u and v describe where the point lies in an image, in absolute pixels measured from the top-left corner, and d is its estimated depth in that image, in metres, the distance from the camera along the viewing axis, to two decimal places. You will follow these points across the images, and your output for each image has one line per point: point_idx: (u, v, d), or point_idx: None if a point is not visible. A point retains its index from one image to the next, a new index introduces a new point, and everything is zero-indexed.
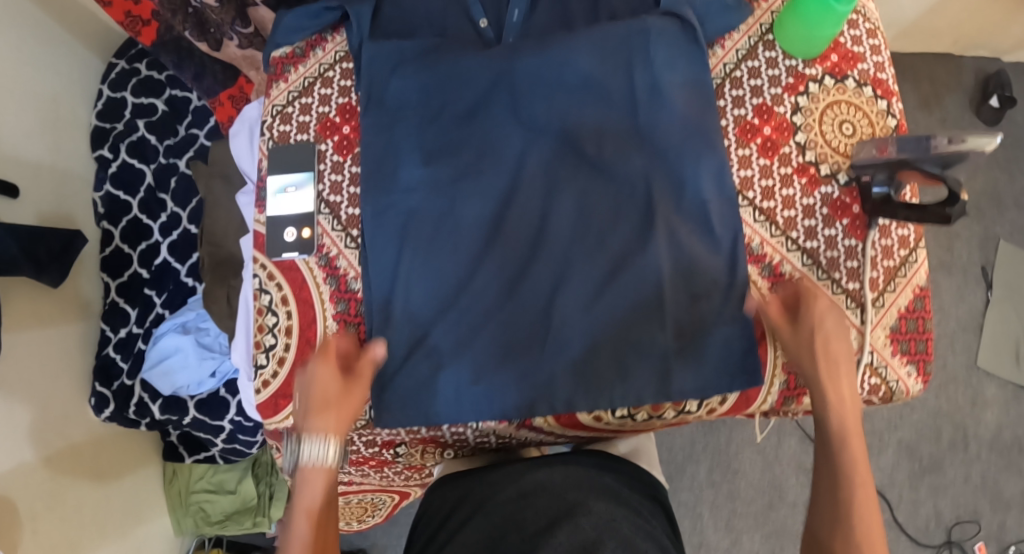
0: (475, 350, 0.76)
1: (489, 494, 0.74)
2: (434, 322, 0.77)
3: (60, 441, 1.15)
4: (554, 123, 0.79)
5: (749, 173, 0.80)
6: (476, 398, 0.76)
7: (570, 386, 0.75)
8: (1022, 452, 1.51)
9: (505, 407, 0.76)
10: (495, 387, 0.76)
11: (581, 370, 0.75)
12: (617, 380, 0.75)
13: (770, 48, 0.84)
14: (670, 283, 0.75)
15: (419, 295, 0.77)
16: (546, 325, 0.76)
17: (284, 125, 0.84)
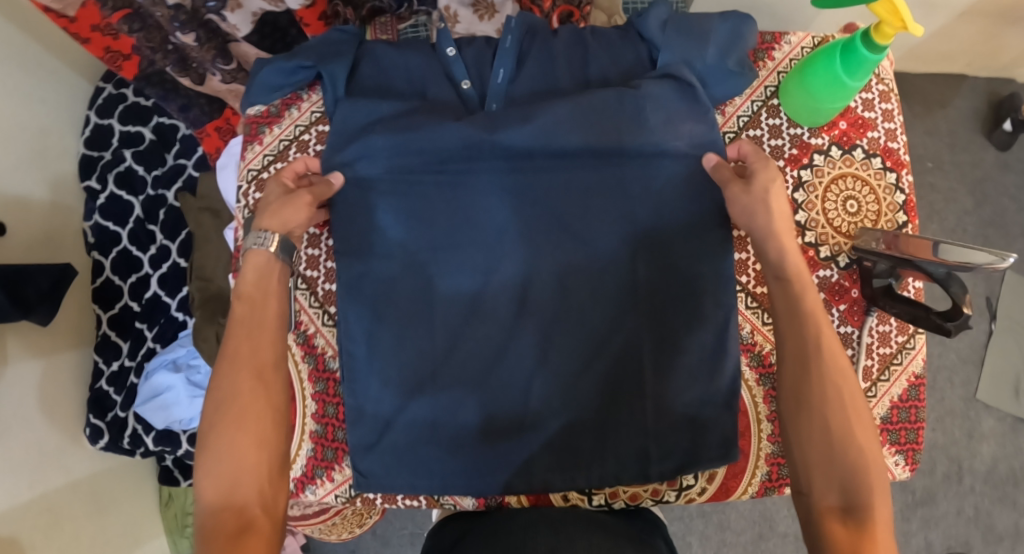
0: (455, 422, 0.77)
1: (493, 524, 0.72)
2: (410, 396, 0.77)
3: (61, 475, 1.15)
4: (538, 193, 0.77)
5: (744, 255, 0.80)
6: (456, 471, 0.77)
7: (547, 463, 0.76)
8: (1017, 486, 1.50)
9: (484, 483, 0.77)
10: (474, 461, 0.77)
11: (560, 446, 0.76)
12: (581, 468, 0.76)
13: (775, 114, 0.81)
14: (650, 359, 0.75)
15: (396, 368, 0.77)
16: (525, 403, 0.76)
17: (259, 192, 0.85)
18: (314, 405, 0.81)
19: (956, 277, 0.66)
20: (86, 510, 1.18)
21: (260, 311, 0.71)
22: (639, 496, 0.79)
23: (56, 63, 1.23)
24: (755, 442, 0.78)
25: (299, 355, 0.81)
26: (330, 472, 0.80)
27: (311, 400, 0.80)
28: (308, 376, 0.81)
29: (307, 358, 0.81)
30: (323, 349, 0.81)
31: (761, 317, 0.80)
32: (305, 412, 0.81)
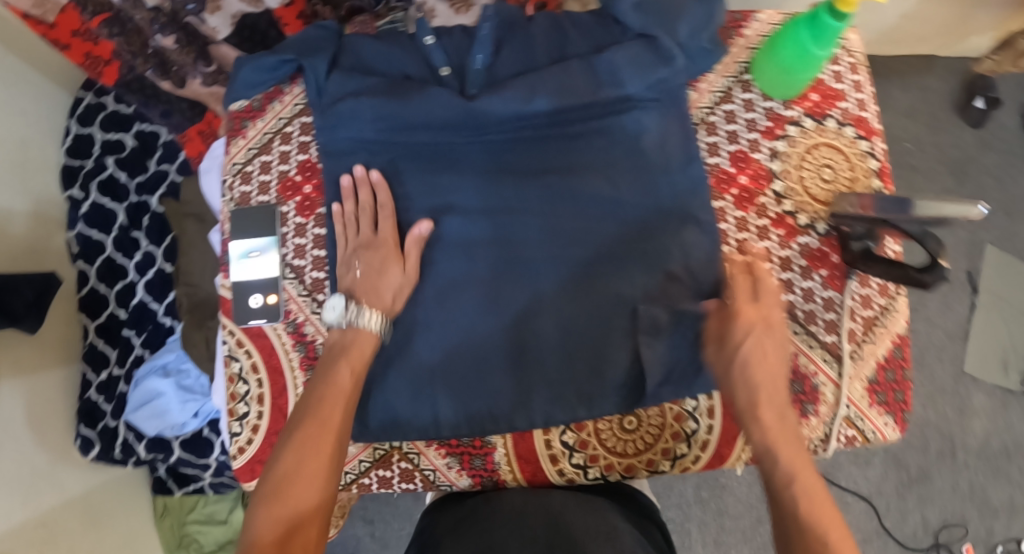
0: (449, 369, 0.74)
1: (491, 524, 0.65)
2: (401, 351, 0.74)
3: (56, 494, 1.13)
4: (514, 144, 0.79)
5: (725, 226, 0.78)
6: (453, 413, 0.73)
7: (548, 396, 0.73)
8: (1009, 459, 1.51)
9: (482, 421, 0.73)
10: (473, 404, 0.73)
11: (557, 384, 0.73)
12: (581, 405, 0.73)
13: (747, 88, 0.82)
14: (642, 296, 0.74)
15: None
16: (519, 345, 0.74)
17: (244, 186, 0.82)
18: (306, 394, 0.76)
19: (932, 237, 0.65)
20: (82, 527, 1.15)
21: (356, 382, 0.67)
22: (634, 467, 0.73)
23: (35, 74, 1.22)
24: None
25: (290, 343, 0.77)
26: None
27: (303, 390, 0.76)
28: (300, 363, 0.77)
29: (296, 345, 0.77)
30: (313, 338, 0.77)
31: None
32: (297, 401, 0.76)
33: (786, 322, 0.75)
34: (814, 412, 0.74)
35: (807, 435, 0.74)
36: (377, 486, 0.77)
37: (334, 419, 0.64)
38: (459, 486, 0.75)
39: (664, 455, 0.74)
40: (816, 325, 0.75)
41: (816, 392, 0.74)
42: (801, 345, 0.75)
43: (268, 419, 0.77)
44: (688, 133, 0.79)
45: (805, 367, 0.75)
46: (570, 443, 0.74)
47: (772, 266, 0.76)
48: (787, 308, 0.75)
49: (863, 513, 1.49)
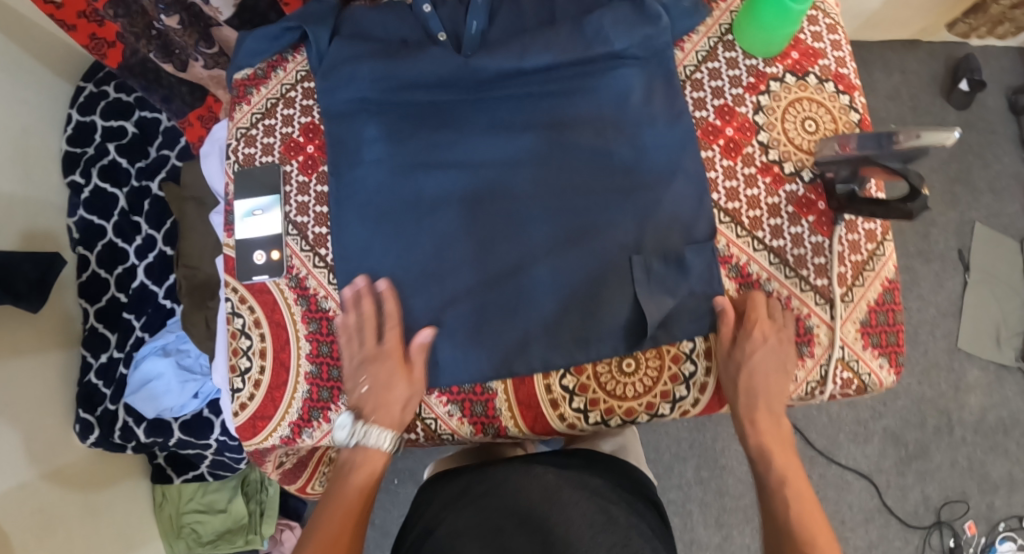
0: (449, 320, 0.75)
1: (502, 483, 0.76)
2: (404, 301, 0.76)
3: (53, 477, 1.14)
4: (509, 101, 0.80)
5: (714, 174, 0.80)
6: (454, 361, 0.74)
7: (546, 342, 0.74)
8: (1006, 433, 1.53)
9: (482, 368, 0.74)
10: (474, 351, 0.74)
11: (554, 331, 0.74)
12: (578, 348, 0.74)
13: (730, 48, 0.84)
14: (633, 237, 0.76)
15: (384, 270, 0.77)
16: (517, 293, 0.75)
17: (248, 147, 0.83)
18: (308, 346, 0.78)
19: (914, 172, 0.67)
20: (80, 512, 1.16)
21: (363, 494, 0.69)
22: (634, 410, 0.74)
23: (37, 64, 1.24)
24: None
25: (292, 298, 0.78)
26: (326, 412, 0.77)
27: (305, 342, 0.77)
28: (301, 316, 0.78)
29: (298, 299, 0.78)
30: (315, 291, 0.78)
31: (735, 231, 0.78)
32: (298, 353, 0.77)
33: (777, 266, 0.77)
34: (809, 353, 0.76)
35: (803, 376, 0.76)
36: None
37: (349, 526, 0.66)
38: (460, 433, 0.75)
39: (664, 397, 0.74)
40: (806, 269, 0.77)
41: (810, 334, 0.76)
42: (793, 288, 0.77)
43: (270, 373, 0.77)
44: (673, 90, 0.80)
45: (798, 310, 0.76)
46: (570, 388, 0.74)
47: (762, 212, 0.78)
48: (778, 252, 0.77)
49: (864, 491, 1.48)
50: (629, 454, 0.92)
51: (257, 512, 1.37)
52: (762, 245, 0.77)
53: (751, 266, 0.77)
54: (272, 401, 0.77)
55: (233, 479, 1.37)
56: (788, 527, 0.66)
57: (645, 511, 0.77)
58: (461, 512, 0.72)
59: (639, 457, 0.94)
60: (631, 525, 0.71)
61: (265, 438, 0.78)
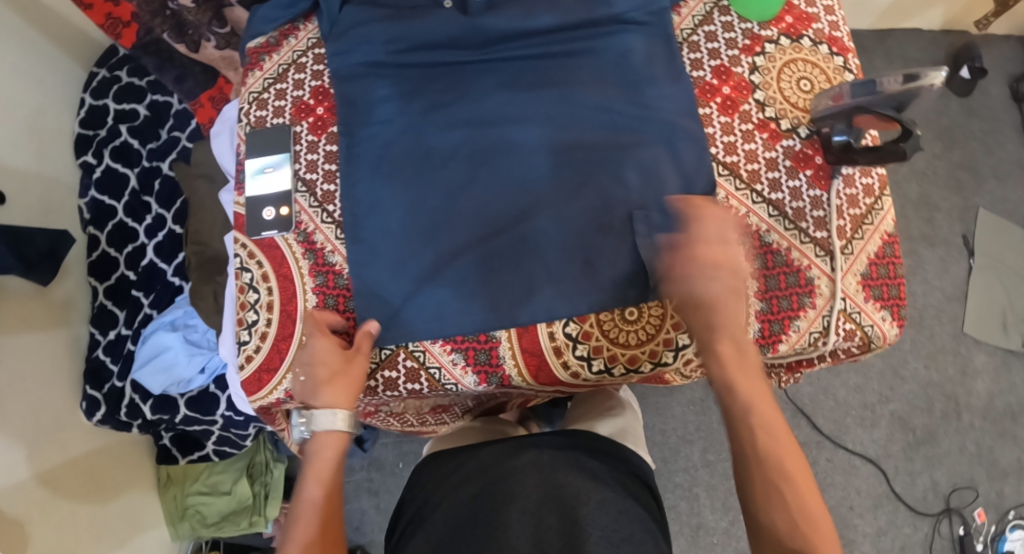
0: (454, 271, 0.76)
1: (500, 460, 0.76)
2: (411, 253, 0.76)
3: (59, 453, 1.14)
4: (516, 61, 0.81)
5: (712, 130, 0.81)
6: (460, 310, 0.75)
7: (552, 292, 0.75)
8: (1014, 419, 1.51)
9: (485, 318, 0.75)
10: (485, 299, 0.75)
11: (561, 284, 0.75)
12: (581, 298, 0.75)
13: (725, 13, 0.86)
14: (636, 193, 0.77)
15: (393, 224, 0.77)
16: (522, 246, 0.76)
17: (260, 110, 0.82)
18: (314, 299, 0.78)
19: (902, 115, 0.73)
20: (84, 489, 1.17)
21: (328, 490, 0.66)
22: (637, 358, 0.74)
23: (52, 48, 1.26)
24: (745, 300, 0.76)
25: (300, 252, 0.79)
26: None
27: (312, 294, 0.78)
28: (308, 270, 0.79)
29: (306, 254, 0.79)
30: (323, 245, 0.79)
31: (734, 183, 0.79)
32: (304, 306, 0.78)
33: (777, 218, 0.78)
34: (811, 304, 0.77)
35: (806, 327, 0.76)
36: (382, 390, 0.76)
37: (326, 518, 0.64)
38: (464, 382, 0.76)
39: (666, 346, 0.75)
40: (806, 222, 0.78)
41: (812, 285, 0.77)
42: (793, 240, 0.78)
43: (277, 326, 0.78)
44: (672, 51, 0.81)
45: (799, 261, 0.77)
46: (573, 335, 0.75)
47: (760, 165, 0.80)
48: (777, 205, 0.79)
49: (872, 477, 1.46)
50: (629, 438, 0.90)
51: (261, 494, 1.37)
52: (762, 198, 0.79)
53: (751, 217, 0.78)
54: (279, 353, 0.78)
55: (238, 460, 1.37)
56: (755, 461, 0.63)
57: (646, 497, 0.77)
58: (459, 492, 0.74)
59: (639, 440, 0.92)
60: (635, 517, 0.69)
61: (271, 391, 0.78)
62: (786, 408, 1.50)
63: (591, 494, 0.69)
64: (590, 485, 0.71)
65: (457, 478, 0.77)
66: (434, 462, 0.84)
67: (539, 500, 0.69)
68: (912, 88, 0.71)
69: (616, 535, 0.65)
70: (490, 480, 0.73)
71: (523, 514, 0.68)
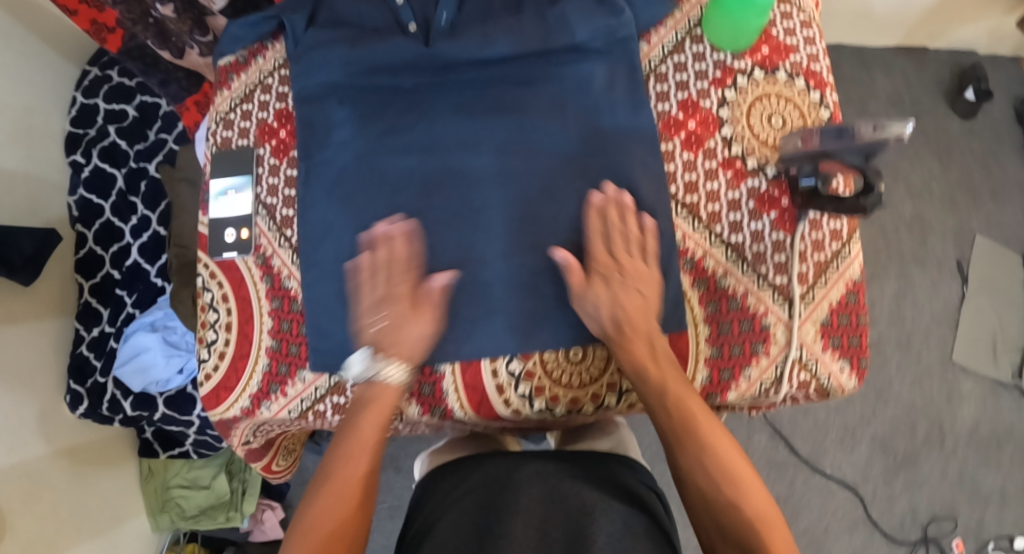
0: None
1: (503, 472, 0.76)
2: None
3: (42, 443, 1.16)
4: (472, 88, 0.79)
5: (673, 167, 0.81)
6: None
7: (501, 328, 0.74)
8: (1000, 447, 1.46)
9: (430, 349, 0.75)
10: None
11: (511, 318, 0.74)
12: (528, 336, 0.74)
13: (697, 42, 0.84)
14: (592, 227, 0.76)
15: (343, 253, 0.77)
16: (469, 278, 0.75)
17: (226, 130, 0.83)
18: (271, 321, 0.79)
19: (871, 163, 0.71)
20: (65, 478, 1.19)
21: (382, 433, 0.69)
22: (580, 400, 0.75)
23: (47, 48, 1.27)
24: (693, 345, 0.77)
25: (258, 275, 0.80)
26: (284, 386, 0.79)
27: (268, 317, 0.79)
28: (266, 293, 0.80)
29: (264, 277, 0.80)
30: (280, 269, 0.80)
31: (692, 224, 0.79)
32: (261, 328, 0.79)
33: (734, 261, 0.78)
34: (765, 351, 0.77)
35: (757, 375, 0.76)
36: (331, 415, 0.79)
37: (358, 469, 0.67)
38: (408, 413, 0.77)
39: (610, 388, 0.76)
40: (765, 266, 0.78)
41: (767, 332, 0.77)
42: (750, 284, 0.78)
43: (235, 346, 0.79)
44: (636, 80, 0.80)
45: (754, 307, 0.77)
46: (516, 373, 0.75)
47: (720, 207, 0.80)
48: (736, 248, 0.79)
49: (848, 501, 1.42)
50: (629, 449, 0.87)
51: (239, 491, 1.39)
52: (720, 240, 0.79)
53: (706, 260, 0.78)
54: (236, 372, 0.79)
55: (218, 456, 1.40)
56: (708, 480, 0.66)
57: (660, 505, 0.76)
58: (465, 499, 0.73)
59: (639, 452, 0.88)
60: (642, 525, 0.68)
61: (229, 409, 0.80)
62: (763, 430, 1.46)
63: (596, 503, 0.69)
64: (595, 494, 0.71)
65: (459, 477, 0.78)
66: (438, 470, 0.81)
67: (544, 515, 0.68)
68: (880, 139, 0.67)
69: (620, 542, 0.65)
70: (495, 488, 0.73)
71: (527, 527, 0.67)
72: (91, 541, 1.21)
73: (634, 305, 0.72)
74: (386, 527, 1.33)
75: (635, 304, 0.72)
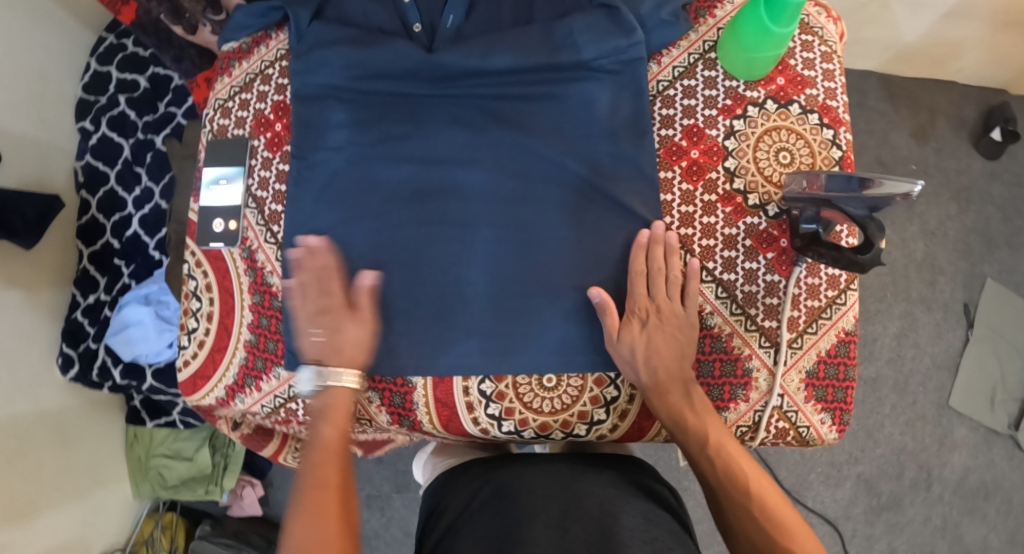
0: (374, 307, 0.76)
1: (512, 475, 0.72)
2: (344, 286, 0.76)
3: (30, 406, 1.12)
4: (472, 100, 0.78)
5: (670, 197, 0.79)
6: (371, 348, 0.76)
7: (479, 346, 0.75)
8: (988, 498, 1.40)
9: (405, 357, 0.75)
10: (404, 341, 0.75)
11: (489, 338, 0.75)
12: (501, 359, 0.75)
13: (710, 66, 0.82)
14: (581, 252, 0.75)
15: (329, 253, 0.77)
16: (447, 292, 0.75)
17: (223, 119, 0.83)
18: (250, 316, 0.79)
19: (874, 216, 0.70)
20: (52, 443, 1.15)
21: (343, 437, 0.69)
22: (549, 426, 0.76)
23: (64, 13, 1.26)
24: None
25: (242, 268, 0.80)
26: (258, 382, 0.79)
27: (247, 312, 0.79)
28: (248, 287, 0.80)
29: (247, 271, 0.80)
30: (263, 265, 0.80)
31: (684, 258, 0.78)
32: (240, 321, 0.79)
33: (723, 301, 0.77)
34: (744, 397, 0.77)
35: (734, 419, 0.77)
36: (302, 413, 0.81)
37: (332, 478, 0.65)
38: (378, 418, 0.79)
39: (581, 418, 0.76)
40: (755, 308, 0.77)
41: (748, 377, 0.77)
42: (738, 326, 0.77)
43: (214, 336, 0.80)
44: (640, 104, 0.78)
45: (738, 349, 0.77)
46: (487, 393, 0.76)
47: (715, 242, 0.78)
48: (726, 286, 0.77)
49: (827, 535, 1.40)
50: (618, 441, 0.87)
51: (220, 465, 1.36)
52: (711, 277, 0.77)
53: None
54: (215, 363, 0.80)
55: (203, 429, 1.36)
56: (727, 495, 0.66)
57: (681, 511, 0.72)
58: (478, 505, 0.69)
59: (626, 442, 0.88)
60: (664, 522, 0.64)
61: (204, 397, 0.81)
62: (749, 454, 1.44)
63: (613, 501, 0.65)
64: (610, 493, 0.67)
65: (464, 481, 0.75)
66: (449, 482, 0.77)
67: (561, 512, 0.64)
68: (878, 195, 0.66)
69: (645, 535, 0.61)
70: (501, 491, 0.70)
71: (546, 527, 0.62)
72: (73, 506, 1.18)
73: (667, 346, 0.72)
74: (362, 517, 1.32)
75: (670, 345, 0.72)
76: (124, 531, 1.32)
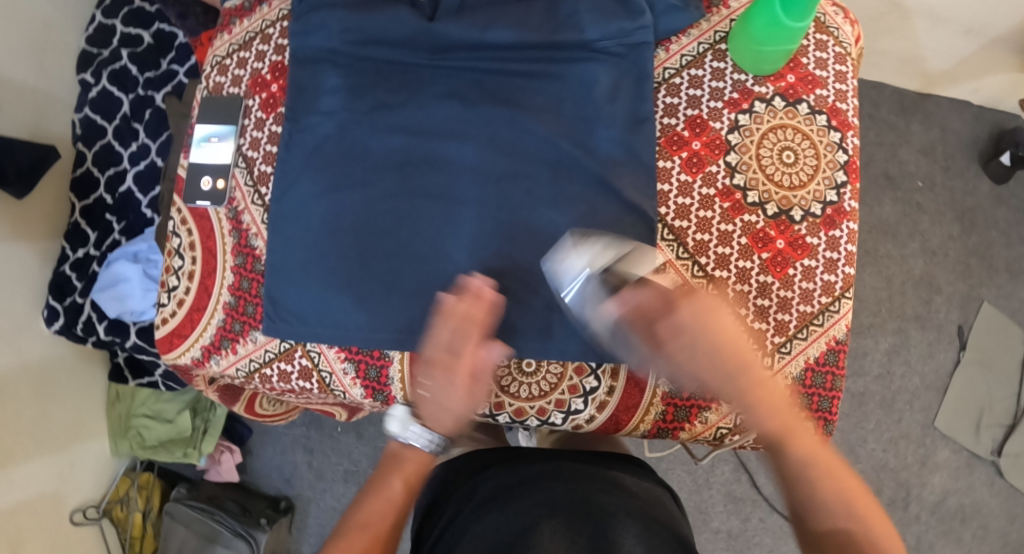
0: (355, 277, 0.75)
1: (513, 471, 0.65)
2: (326, 252, 0.75)
3: (12, 358, 1.11)
4: (471, 72, 0.77)
5: (667, 187, 0.78)
6: (349, 315, 0.75)
7: None
8: (965, 522, 1.38)
9: (386, 327, 0.74)
10: (384, 311, 0.74)
11: None
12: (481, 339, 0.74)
13: (719, 58, 0.80)
14: None
15: (315, 219, 0.76)
16: (432, 265, 0.74)
17: (219, 76, 0.82)
18: (231, 278, 0.79)
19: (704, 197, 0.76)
20: (32, 394, 1.14)
21: (402, 489, 0.70)
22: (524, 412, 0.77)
23: None
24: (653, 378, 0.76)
25: (227, 229, 0.79)
26: (234, 344, 0.79)
27: (229, 273, 0.79)
28: (232, 248, 0.79)
29: (232, 232, 0.79)
30: (249, 227, 0.79)
31: (676, 251, 0.77)
32: (221, 283, 0.79)
33: None
34: None
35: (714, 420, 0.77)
36: (277, 380, 0.80)
37: (376, 523, 0.67)
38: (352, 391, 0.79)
39: (558, 406, 0.77)
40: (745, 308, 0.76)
41: None
42: None
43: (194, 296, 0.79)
44: (642, 90, 0.77)
45: None
46: None
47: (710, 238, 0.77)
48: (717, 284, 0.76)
49: None
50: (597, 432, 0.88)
51: (201, 429, 1.33)
52: (702, 272, 0.76)
53: None
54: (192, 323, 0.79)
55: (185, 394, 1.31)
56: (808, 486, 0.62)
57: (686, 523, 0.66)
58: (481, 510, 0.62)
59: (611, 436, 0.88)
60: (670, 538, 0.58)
61: (180, 356, 0.81)
62: None
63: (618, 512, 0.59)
64: (614, 499, 0.61)
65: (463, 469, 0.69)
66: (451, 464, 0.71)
67: (568, 522, 0.58)
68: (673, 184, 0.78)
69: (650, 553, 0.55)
70: (502, 490, 0.63)
71: (553, 534, 0.57)
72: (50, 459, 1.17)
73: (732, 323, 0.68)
74: (336, 489, 1.36)
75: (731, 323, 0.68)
76: (100, 487, 1.29)
